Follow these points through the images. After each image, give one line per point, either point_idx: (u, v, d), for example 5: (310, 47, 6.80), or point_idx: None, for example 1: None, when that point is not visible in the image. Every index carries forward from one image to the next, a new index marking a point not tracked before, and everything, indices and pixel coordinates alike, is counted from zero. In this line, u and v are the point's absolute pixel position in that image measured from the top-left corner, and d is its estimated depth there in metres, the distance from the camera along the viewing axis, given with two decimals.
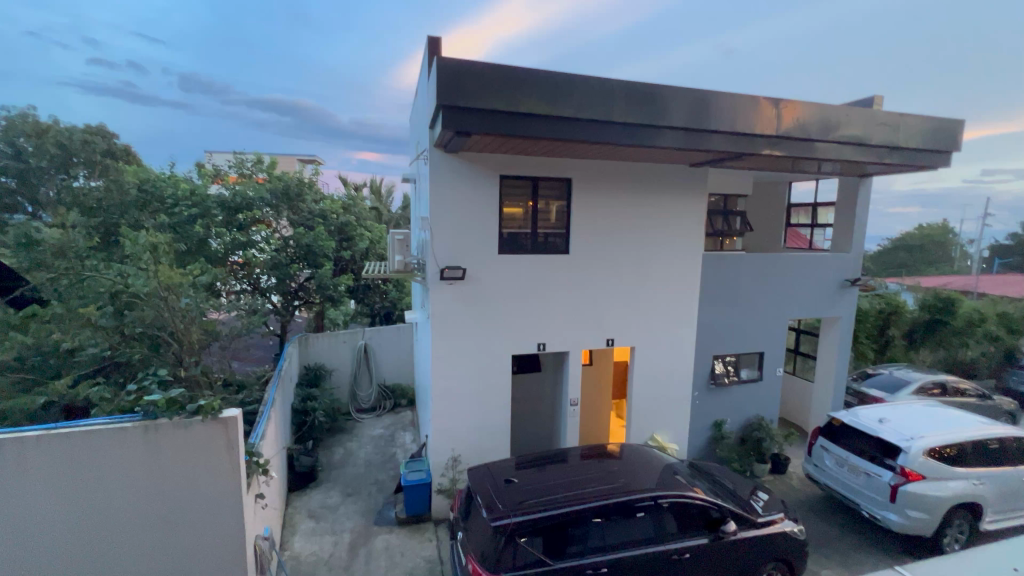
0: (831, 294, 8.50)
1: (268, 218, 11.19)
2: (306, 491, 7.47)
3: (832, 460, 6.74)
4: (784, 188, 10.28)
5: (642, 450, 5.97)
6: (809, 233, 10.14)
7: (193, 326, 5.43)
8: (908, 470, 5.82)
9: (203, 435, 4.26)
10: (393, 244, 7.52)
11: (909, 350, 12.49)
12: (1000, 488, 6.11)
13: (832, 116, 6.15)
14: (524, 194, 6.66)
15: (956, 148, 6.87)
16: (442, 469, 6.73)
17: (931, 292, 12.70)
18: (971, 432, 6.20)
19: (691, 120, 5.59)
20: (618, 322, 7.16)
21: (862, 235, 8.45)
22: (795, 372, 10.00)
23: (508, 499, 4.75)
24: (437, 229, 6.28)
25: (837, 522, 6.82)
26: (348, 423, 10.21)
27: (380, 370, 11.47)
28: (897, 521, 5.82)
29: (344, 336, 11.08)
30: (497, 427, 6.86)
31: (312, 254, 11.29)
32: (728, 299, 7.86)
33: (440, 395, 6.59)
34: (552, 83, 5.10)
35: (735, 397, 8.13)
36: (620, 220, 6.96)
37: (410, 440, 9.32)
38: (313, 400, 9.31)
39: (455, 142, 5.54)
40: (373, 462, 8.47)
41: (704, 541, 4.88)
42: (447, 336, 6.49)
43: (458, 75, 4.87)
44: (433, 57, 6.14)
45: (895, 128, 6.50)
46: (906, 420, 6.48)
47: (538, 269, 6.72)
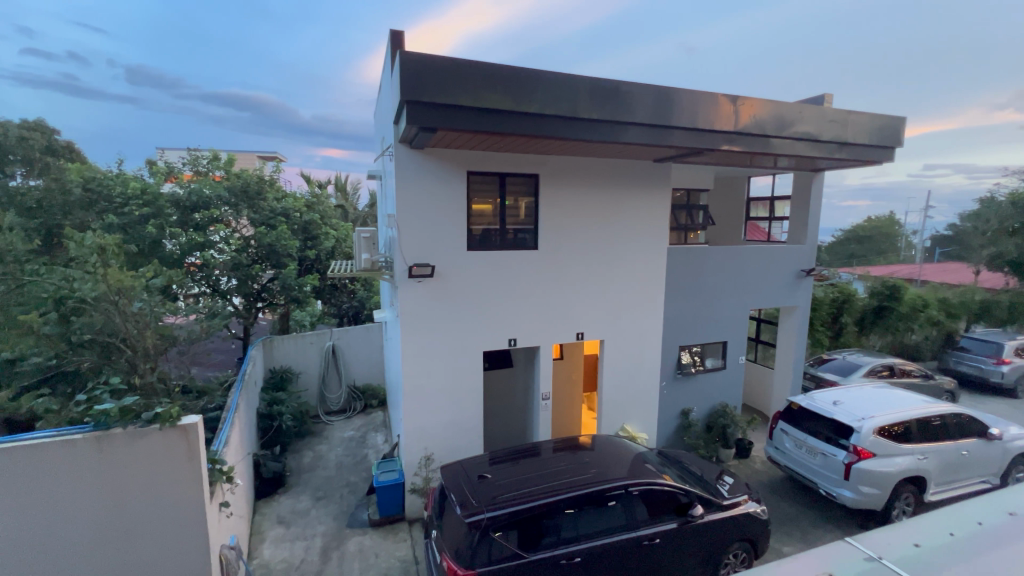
0: (788, 284, 8.89)
1: (227, 217, 10.77)
2: (275, 497, 7.28)
3: (791, 442, 7.06)
4: (743, 183, 10.65)
5: (614, 441, 6.09)
6: (768, 226, 10.55)
7: (148, 331, 5.16)
8: (860, 448, 6.16)
9: (161, 443, 4.08)
10: (360, 243, 7.37)
11: (860, 335, 13.20)
12: (942, 461, 6.54)
13: (786, 113, 6.41)
14: (492, 190, 6.66)
15: (899, 144, 7.26)
16: (415, 468, 6.66)
17: (879, 280, 13.45)
18: (916, 410, 6.60)
19: (654, 117, 5.71)
20: (587, 316, 7.27)
21: (816, 227, 8.86)
22: (757, 360, 10.41)
23: (482, 495, 4.78)
24: (404, 226, 6.20)
25: (796, 501, 7.16)
26: (317, 426, 9.97)
27: (349, 371, 11.23)
28: (851, 497, 6.15)
29: (311, 337, 10.77)
30: (469, 424, 6.86)
31: (275, 253, 10.94)
32: (693, 291, 8.10)
33: (411, 394, 6.53)
34: (517, 78, 5.11)
35: (701, 385, 8.40)
36: (589, 216, 7.05)
37: (381, 441, 9.20)
38: (279, 404, 9.02)
39: (420, 138, 5.48)
40: (345, 464, 8.33)
41: (674, 525, 5.03)
42: (417, 334, 6.44)
43: (420, 70, 4.80)
44: (395, 51, 6.06)
45: (844, 125, 6.83)
46: (858, 401, 6.85)
47: (507, 266, 6.73)
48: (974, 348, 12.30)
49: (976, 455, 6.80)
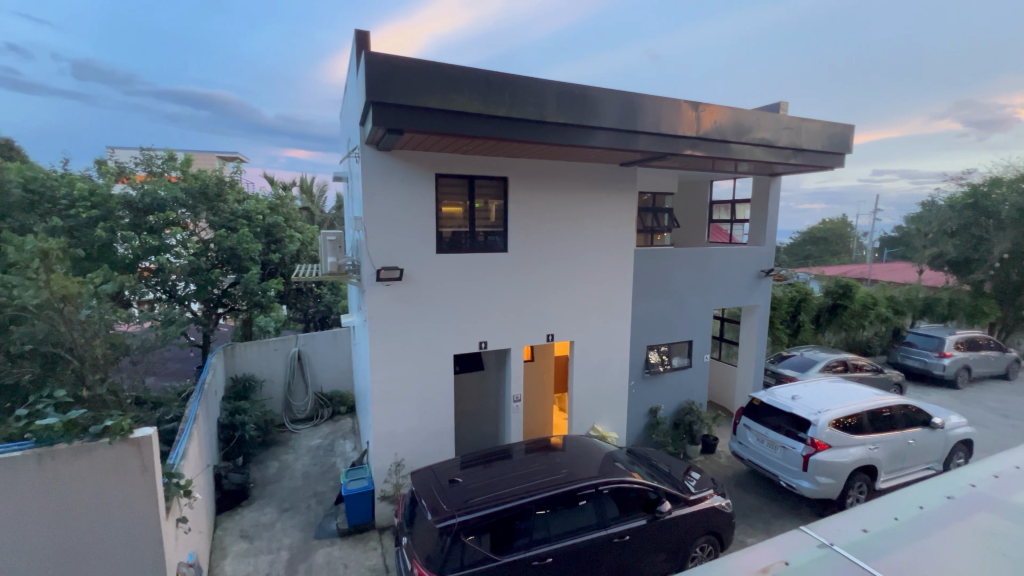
0: (749, 284, 9.22)
1: (185, 219, 10.34)
2: (238, 510, 7.01)
3: (753, 437, 7.32)
4: (706, 187, 11.01)
5: (584, 441, 6.16)
6: (730, 228, 10.92)
7: (98, 340, 4.89)
8: (816, 441, 6.46)
9: (112, 459, 3.86)
10: (325, 246, 7.22)
11: (817, 332, 13.81)
12: (891, 450, 6.92)
13: (745, 120, 6.66)
14: (462, 192, 6.64)
15: (848, 150, 7.66)
16: (385, 475, 6.55)
17: (833, 280, 14.13)
18: (867, 402, 6.97)
19: (620, 122, 5.83)
20: (557, 318, 7.34)
21: (774, 230, 9.24)
22: (721, 358, 10.76)
23: (453, 499, 4.74)
24: (372, 229, 6.11)
25: (759, 493, 7.42)
26: (283, 435, 9.66)
27: (316, 377, 10.94)
28: (809, 487, 6.43)
29: (275, 344, 10.41)
30: (440, 428, 6.80)
31: (237, 257, 10.54)
32: (659, 292, 8.30)
33: (380, 400, 6.42)
34: (484, 81, 5.12)
35: (668, 384, 8.61)
36: (558, 218, 7.13)
37: (350, 448, 9.00)
38: (241, 414, 8.69)
39: (387, 140, 5.42)
40: (312, 473, 8.11)
41: (643, 522, 5.13)
42: (386, 338, 6.34)
43: (386, 71, 4.74)
44: (361, 51, 5.97)
45: (798, 132, 7.15)
46: (815, 396, 7.17)
47: (478, 268, 6.72)
48: (918, 342, 13.06)
49: (921, 444, 7.23)
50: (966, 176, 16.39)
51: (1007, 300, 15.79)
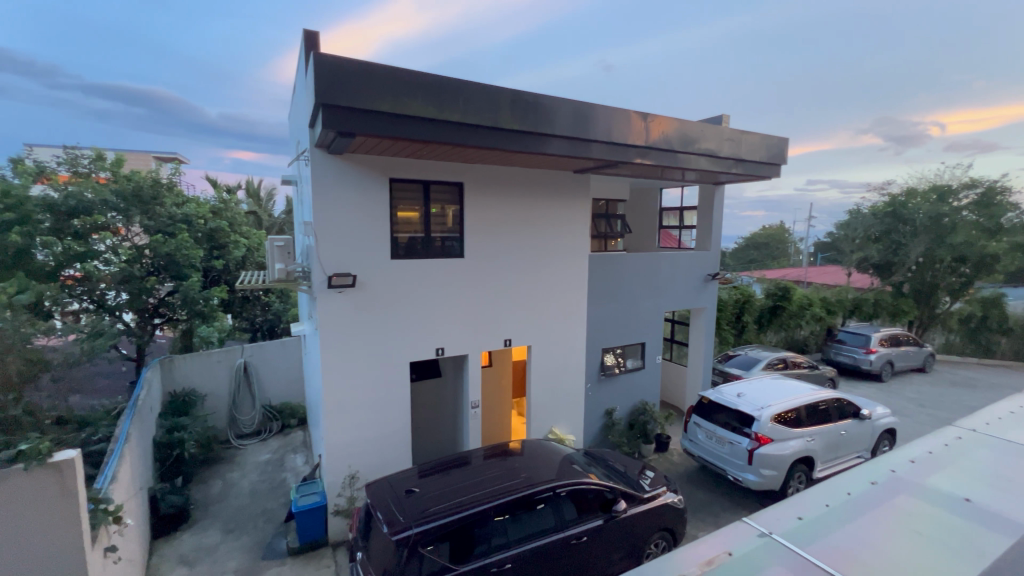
0: (697, 287, 9.65)
1: (116, 224, 9.59)
2: (177, 534, 6.55)
3: (703, 434, 7.64)
4: (656, 194, 11.44)
5: (542, 444, 6.20)
6: (679, 234, 11.28)
7: (12, 356, 4.47)
8: (760, 435, 6.82)
9: (25, 487, 3.50)
10: (273, 253, 6.87)
11: (759, 332, 14.61)
12: (826, 442, 7.41)
13: (690, 132, 6.98)
14: (417, 198, 6.57)
15: (783, 161, 8.18)
16: (339, 488, 6.33)
17: (773, 283, 15.01)
18: (804, 398, 7.42)
19: (573, 130, 5.97)
20: (514, 323, 7.39)
21: (719, 235, 9.72)
22: (672, 359, 11.16)
23: (410, 510, 4.64)
24: (323, 234, 5.93)
25: (709, 488, 7.73)
26: (228, 451, 9.13)
27: (264, 389, 10.42)
28: (754, 480, 6.78)
29: (217, 355, 9.80)
30: (397, 438, 6.65)
31: (175, 263, 9.91)
32: (613, 295, 8.53)
33: (333, 410, 6.21)
34: (438, 86, 5.10)
35: (623, 385, 8.84)
36: (513, 224, 7.18)
37: (301, 463, 8.64)
38: (181, 430, 8.14)
39: (338, 143, 5.29)
40: (260, 490, 7.71)
41: (600, 522, 5.22)
42: (338, 347, 6.16)
43: (336, 72, 4.64)
44: (309, 52, 5.80)
45: (738, 143, 7.56)
46: (758, 392, 7.57)
47: (434, 275, 6.67)
48: (848, 340, 14.08)
49: (852, 434, 7.79)
50: (887, 186, 17.91)
51: (922, 299, 17.36)
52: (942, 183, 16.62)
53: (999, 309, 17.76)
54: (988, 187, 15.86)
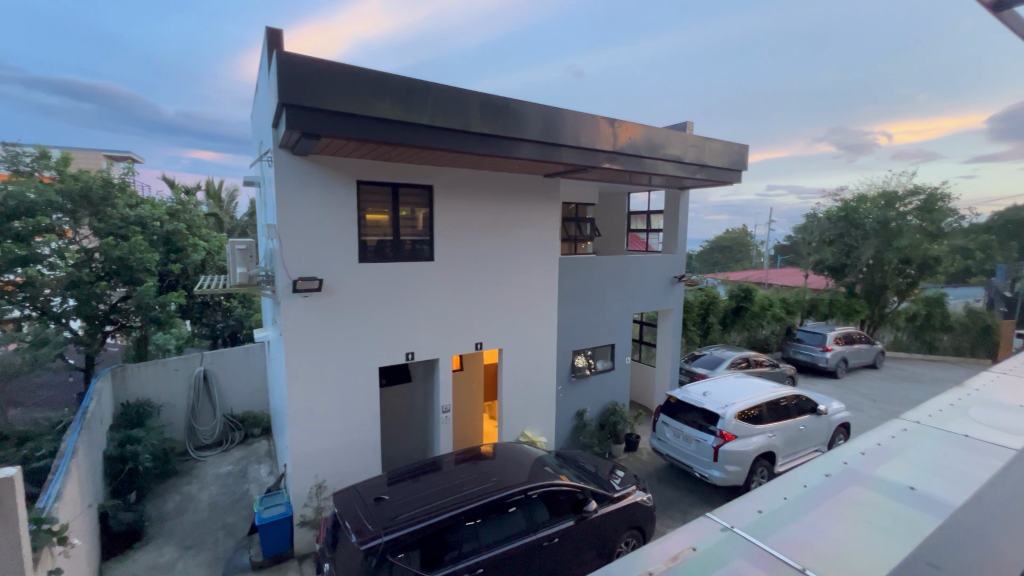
0: (665, 289, 9.88)
1: (62, 226, 8.94)
2: (130, 553, 6.21)
3: (671, 433, 7.82)
4: (624, 198, 11.66)
5: (514, 447, 6.20)
6: (646, 237, 11.52)
7: None
8: (724, 432, 7.04)
9: None
10: (234, 256, 6.76)
11: (724, 332, 15.09)
12: (786, 437, 7.71)
13: (656, 138, 7.16)
14: (386, 200, 6.48)
15: (744, 167, 8.49)
16: (306, 499, 6.16)
17: (736, 284, 15.54)
18: (766, 395, 7.70)
19: (543, 135, 6.03)
20: (485, 326, 7.38)
21: (685, 239, 9.99)
22: (641, 359, 11.38)
23: (380, 518, 4.56)
24: (287, 238, 5.77)
25: (677, 485, 7.92)
26: (186, 464, 8.73)
27: (225, 398, 10.02)
28: (719, 476, 6.99)
29: (175, 363, 9.36)
30: (366, 445, 6.52)
31: (129, 268, 9.43)
32: (583, 298, 8.63)
33: (299, 419, 6.04)
34: (407, 88, 5.06)
35: (593, 386, 8.96)
36: (484, 227, 7.18)
37: (265, 473, 8.35)
38: (134, 443, 7.73)
39: (303, 144, 5.17)
40: (221, 504, 7.41)
41: (571, 522, 5.26)
42: (304, 353, 6.00)
43: (301, 72, 4.54)
44: (273, 50, 5.64)
45: (702, 150, 7.81)
46: (723, 391, 7.80)
47: (403, 279, 6.59)
48: (806, 339, 14.70)
49: (810, 429, 8.12)
50: (840, 192, 18.84)
51: (873, 299, 18.32)
52: (890, 190, 17.61)
53: (941, 308, 18.94)
54: (930, 194, 16.90)
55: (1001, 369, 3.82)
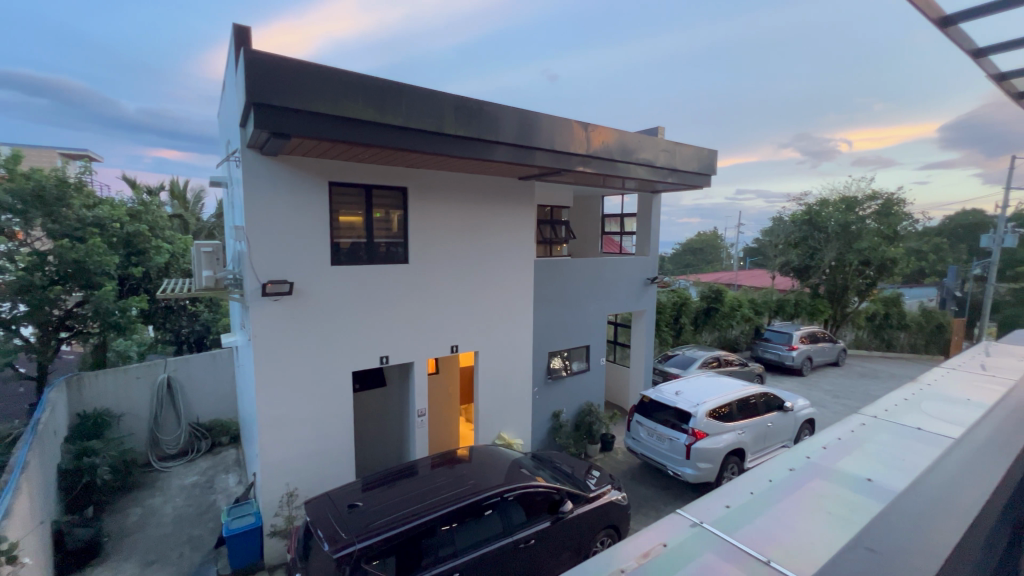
0: (638, 291, 10.05)
1: (11, 228, 8.65)
2: (87, 570, 5.92)
3: (645, 432, 7.95)
4: (598, 201, 11.82)
5: (491, 450, 6.19)
6: (620, 240, 11.68)
7: None
8: (696, 430, 7.21)
9: None
10: (199, 258, 6.57)
11: (695, 333, 15.44)
12: (755, 433, 7.94)
13: (629, 142, 7.29)
14: (358, 202, 6.39)
15: (713, 172, 8.72)
16: (276, 508, 5.99)
17: (707, 286, 15.92)
18: (735, 393, 7.91)
19: (517, 138, 6.06)
20: (460, 329, 7.35)
21: (657, 241, 10.18)
22: (615, 360, 11.54)
23: (353, 525, 4.48)
24: (256, 240, 5.63)
25: (651, 484, 8.05)
26: (149, 475, 8.38)
27: (191, 406, 9.66)
28: (691, 473, 7.15)
29: (136, 371, 8.97)
30: (339, 452, 6.40)
31: (86, 272, 9.01)
32: (558, 299, 8.69)
33: (268, 426, 5.89)
34: (380, 89, 5.01)
35: (569, 387, 9.03)
36: (459, 229, 7.16)
37: (234, 483, 8.09)
38: (91, 455, 7.37)
39: (272, 144, 5.05)
40: (186, 516, 7.15)
41: (547, 524, 5.28)
42: (274, 358, 5.86)
43: (270, 71, 4.45)
44: (240, 48, 5.51)
45: (673, 154, 7.98)
46: (694, 390, 7.98)
47: (377, 281, 6.51)
48: (774, 338, 15.18)
49: (777, 425, 8.38)
50: (804, 197, 19.58)
51: (835, 299, 19.06)
52: (850, 195, 18.37)
53: (898, 307, 19.87)
54: (887, 199, 17.71)
55: (950, 365, 4.03)
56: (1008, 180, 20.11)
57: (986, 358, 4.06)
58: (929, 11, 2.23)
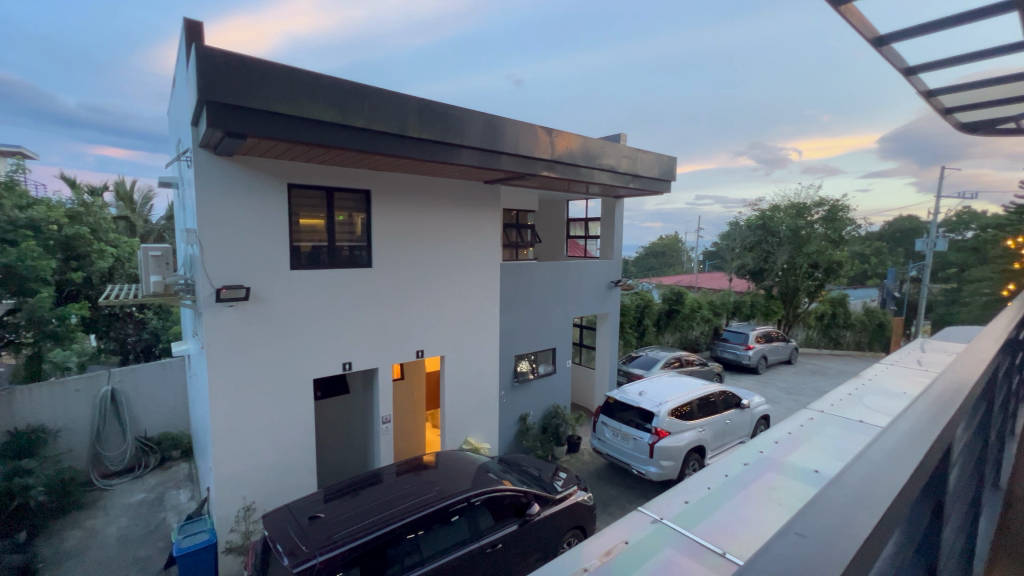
0: (602, 293, 10.24)
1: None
2: None
3: (610, 432, 8.09)
4: (563, 205, 11.99)
5: (457, 455, 6.13)
6: (585, 244, 11.89)
7: None
8: (659, 429, 7.40)
9: None
10: (146, 263, 6.22)
11: (658, 334, 15.85)
12: (714, 430, 8.22)
13: (593, 148, 7.43)
14: (320, 205, 6.24)
15: (673, 178, 9.00)
16: (232, 523, 5.75)
17: (669, 288, 16.39)
18: (696, 392, 8.16)
19: (483, 141, 6.08)
20: (426, 333, 7.27)
21: (620, 245, 10.42)
22: (581, 362, 11.70)
23: (315, 537, 4.34)
24: (209, 244, 5.39)
25: (616, 483, 8.19)
26: (90, 494, 7.83)
27: (137, 420, 9.12)
28: (655, 471, 7.34)
29: (76, 384, 8.37)
30: (299, 462, 6.20)
31: (17, 277, 8.29)
32: (524, 302, 8.74)
33: (224, 438, 5.64)
34: (342, 90, 4.92)
35: (536, 390, 9.08)
36: (424, 233, 7.10)
37: (185, 499, 7.69)
38: (23, 476, 6.83)
39: (226, 144, 4.87)
40: (132, 536, 6.74)
41: (515, 527, 5.29)
42: (230, 367, 5.62)
43: (224, 68, 4.29)
44: (191, 44, 5.28)
45: (635, 161, 8.20)
46: (657, 390, 8.18)
47: (339, 286, 6.36)
48: (731, 338, 15.78)
49: (735, 422, 8.71)
50: (758, 203, 20.50)
51: (788, 300, 20.01)
52: (800, 201, 19.38)
53: (844, 308, 21.05)
54: (833, 205, 18.79)
55: (889, 360, 4.31)
56: (938, 189, 21.77)
57: (920, 354, 4.36)
58: (865, 32, 2.43)
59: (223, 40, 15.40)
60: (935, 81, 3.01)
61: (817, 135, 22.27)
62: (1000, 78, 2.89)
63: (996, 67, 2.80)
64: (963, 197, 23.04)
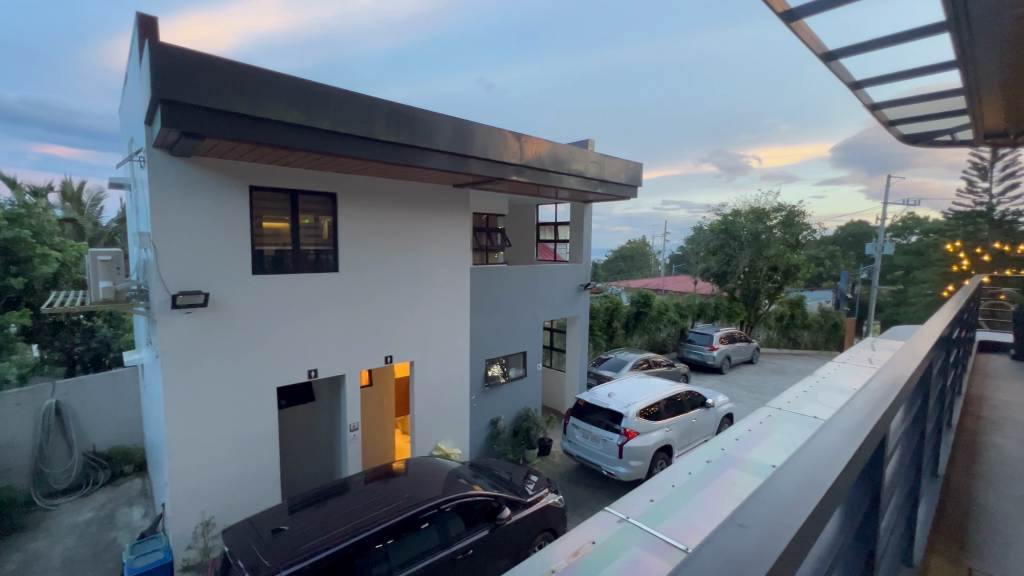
0: (571, 297, 10.36)
1: None
2: None
3: (580, 434, 8.17)
4: (533, 209, 12.08)
5: (427, 461, 6.05)
6: (555, 247, 12.00)
7: None
8: (628, 430, 7.53)
9: None
10: (95, 268, 5.88)
11: (627, 336, 16.12)
12: (681, 430, 8.43)
13: (561, 153, 7.53)
14: (283, 207, 6.07)
15: (639, 184, 9.21)
16: (189, 540, 5.49)
17: (636, 291, 16.72)
18: (663, 392, 8.35)
19: (451, 145, 6.06)
20: (395, 338, 7.17)
21: (589, 249, 10.57)
22: (552, 365, 11.77)
23: (279, 551, 4.21)
24: (164, 249, 5.16)
25: (586, 484, 8.27)
26: (31, 515, 7.33)
27: (85, 434, 8.59)
28: (624, 471, 7.47)
29: (16, 397, 7.85)
30: (262, 474, 5.98)
31: None
32: (495, 305, 8.74)
33: (180, 449, 5.39)
34: (305, 90, 4.81)
35: (506, 393, 9.08)
36: (393, 237, 7.01)
37: (138, 516, 7.29)
38: None
39: (182, 144, 4.69)
40: (79, 557, 6.35)
41: (485, 532, 5.26)
42: (186, 375, 5.38)
43: (179, 66, 4.14)
44: (145, 39, 5.07)
45: (603, 166, 8.35)
46: (626, 391, 8.32)
47: (304, 291, 6.20)
48: (696, 339, 16.22)
49: (701, 422, 8.94)
50: (721, 208, 21.22)
51: (749, 302, 20.74)
52: (759, 206, 20.18)
53: (802, 309, 21.98)
54: (790, 211, 19.63)
55: (841, 359, 4.52)
56: (885, 196, 23.07)
57: (871, 353, 4.59)
58: (814, 48, 2.57)
59: (180, 36, 14.82)
60: (879, 96, 3.21)
61: (775, 144, 23.30)
62: (936, 94, 3.10)
63: (932, 83, 3.01)
64: (907, 204, 24.46)
